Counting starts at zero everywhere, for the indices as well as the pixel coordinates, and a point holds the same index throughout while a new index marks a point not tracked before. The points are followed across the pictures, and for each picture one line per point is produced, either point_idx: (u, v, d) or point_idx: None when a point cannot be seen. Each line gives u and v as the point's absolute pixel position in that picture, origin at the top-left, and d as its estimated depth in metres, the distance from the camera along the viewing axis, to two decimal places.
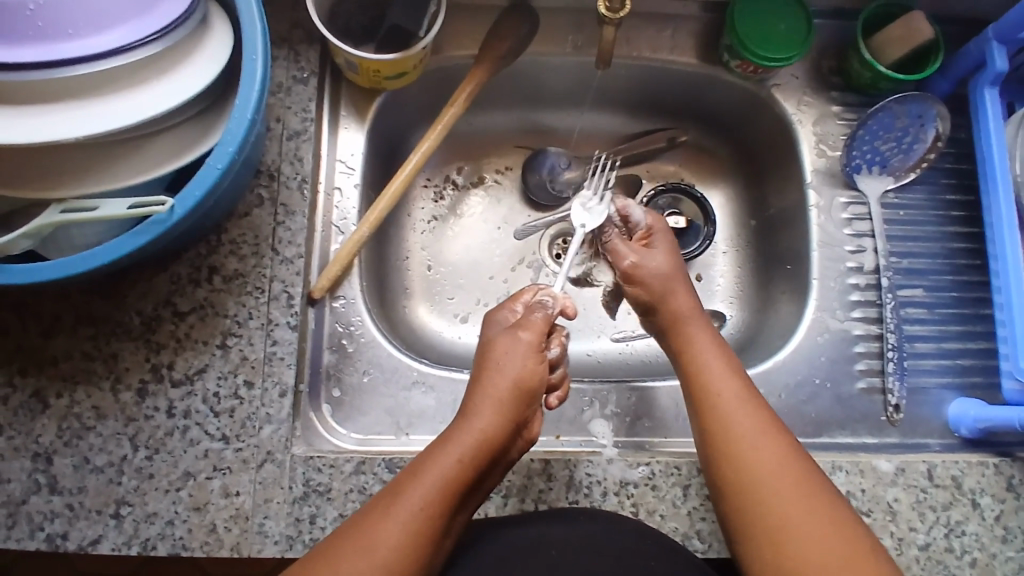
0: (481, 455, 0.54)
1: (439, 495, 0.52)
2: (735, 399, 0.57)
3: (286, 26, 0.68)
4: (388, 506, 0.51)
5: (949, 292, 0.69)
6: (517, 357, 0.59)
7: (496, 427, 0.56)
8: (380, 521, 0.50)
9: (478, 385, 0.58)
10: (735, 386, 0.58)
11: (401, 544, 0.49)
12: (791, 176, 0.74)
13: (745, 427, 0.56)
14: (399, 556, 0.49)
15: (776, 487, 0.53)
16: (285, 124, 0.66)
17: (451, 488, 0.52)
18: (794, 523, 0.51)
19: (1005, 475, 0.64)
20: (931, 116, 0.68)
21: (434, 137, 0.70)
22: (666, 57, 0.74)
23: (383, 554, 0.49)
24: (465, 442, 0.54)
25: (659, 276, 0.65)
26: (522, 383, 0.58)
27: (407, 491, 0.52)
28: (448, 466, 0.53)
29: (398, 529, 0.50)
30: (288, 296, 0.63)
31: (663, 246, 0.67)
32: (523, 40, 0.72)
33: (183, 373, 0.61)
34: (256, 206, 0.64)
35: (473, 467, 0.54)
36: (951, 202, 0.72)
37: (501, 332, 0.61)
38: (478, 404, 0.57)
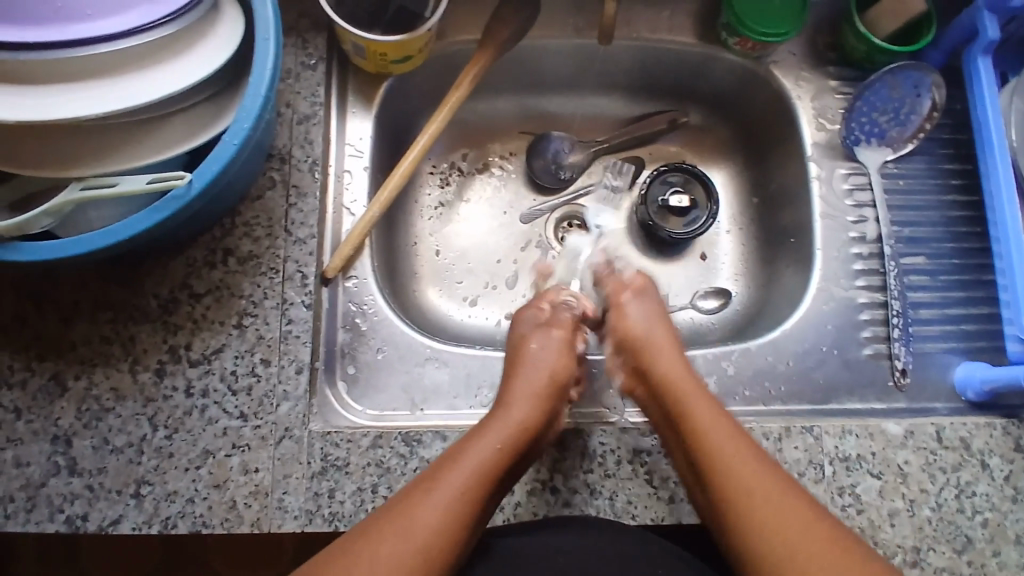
0: (518, 442, 0.58)
1: (476, 479, 0.54)
2: (727, 447, 0.57)
3: (293, 14, 0.69)
4: (428, 488, 0.53)
5: (951, 260, 0.71)
6: (551, 353, 0.66)
7: (532, 417, 0.60)
8: (422, 502, 0.52)
9: (517, 378, 0.63)
10: (722, 429, 0.58)
11: (440, 525, 0.51)
12: (792, 151, 0.76)
13: (729, 451, 0.56)
14: (439, 536, 0.50)
15: (763, 507, 0.53)
16: (295, 109, 0.67)
17: (488, 472, 0.55)
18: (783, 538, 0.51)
19: (1013, 436, 0.65)
20: (926, 86, 0.69)
21: (441, 119, 0.71)
22: (665, 37, 0.75)
23: (423, 534, 0.50)
24: (503, 431, 0.58)
25: (647, 327, 0.68)
26: (554, 374, 0.64)
27: (445, 477, 0.54)
28: (488, 452, 0.56)
29: (436, 511, 0.51)
30: (302, 276, 0.64)
31: (653, 300, 0.71)
32: (522, 27, 0.73)
33: (200, 353, 0.62)
34: (268, 188, 0.65)
35: (510, 456, 0.57)
36: (948, 171, 0.73)
37: (533, 328, 0.68)
38: (517, 397, 0.61)
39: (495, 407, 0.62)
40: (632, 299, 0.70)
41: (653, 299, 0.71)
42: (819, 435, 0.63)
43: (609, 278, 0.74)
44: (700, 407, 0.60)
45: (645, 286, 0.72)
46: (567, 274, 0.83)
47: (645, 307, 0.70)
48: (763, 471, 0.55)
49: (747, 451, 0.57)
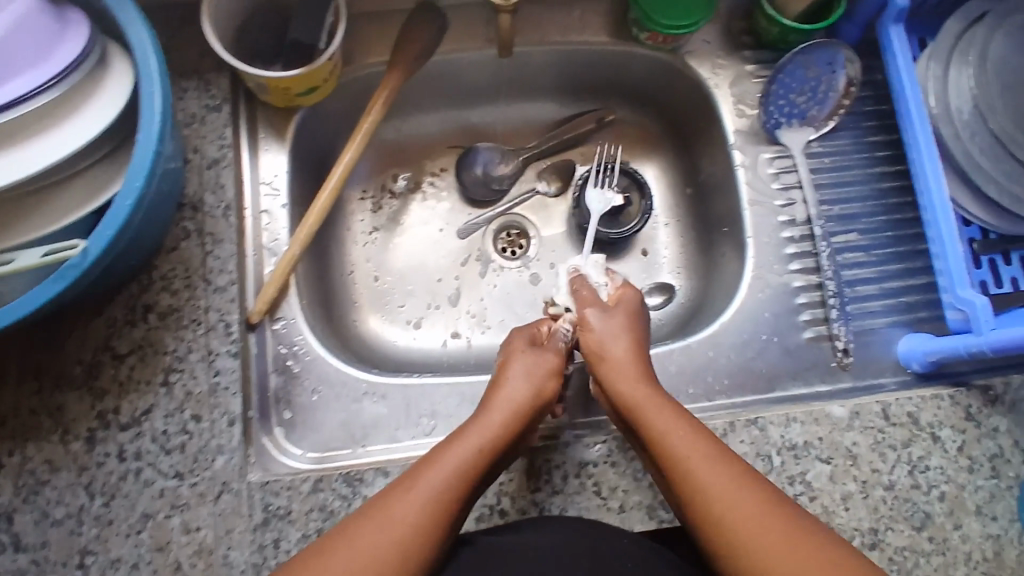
0: (499, 443, 0.57)
1: (459, 480, 0.53)
2: (701, 463, 0.54)
3: (192, 55, 0.67)
4: (408, 484, 0.53)
5: (885, 233, 0.70)
6: (539, 372, 0.62)
7: (514, 418, 0.58)
8: (400, 496, 0.52)
9: (503, 385, 0.61)
10: (683, 432, 0.56)
11: (417, 521, 0.50)
12: (717, 139, 0.75)
13: (700, 469, 0.53)
14: (415, 532, 0.50)
15: (729, 503, 0.51)
16: (203, 154, 0.65)
17: (468, 472, 0.54)
18: (743, 536, 0.50)
19: (962, 405, 0.64)
20: (840, 62, 0.68)
21: (356, 145, 0.69)
22: (578, 38, 0.74)
23: (401, 529, 0.50)
24: (485, 432, 0.57)
25: (606, 341, 0.64)
26: (541, 386, 0.61)
27: (427, 471, 0.53)
28: (468, 453, 0.55)
29: (414, 508, 0.51)
30: (225, 324, 0.63)
31: (625, 309, 0.67)
32: (434, 41, 0.72)
33: (130, 416, 0.61)
34: (182, 239, 0.64)
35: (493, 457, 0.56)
36: (875, 143, 0.72)
37: (527, 347, 0.64)
38: (500, 401, 0.60)
39: (477, 412, 0.60)
40: (595, 315, 0.66)
41: (627, 306, 0.67)
42: (763, 426, 0.63)
43: (585, 298, 0.68)
44: (660, 412, 0.57)
45: (617, 299, 0.69)
46: (508, 286, 0.82)
47: (619, 316, 0.66)
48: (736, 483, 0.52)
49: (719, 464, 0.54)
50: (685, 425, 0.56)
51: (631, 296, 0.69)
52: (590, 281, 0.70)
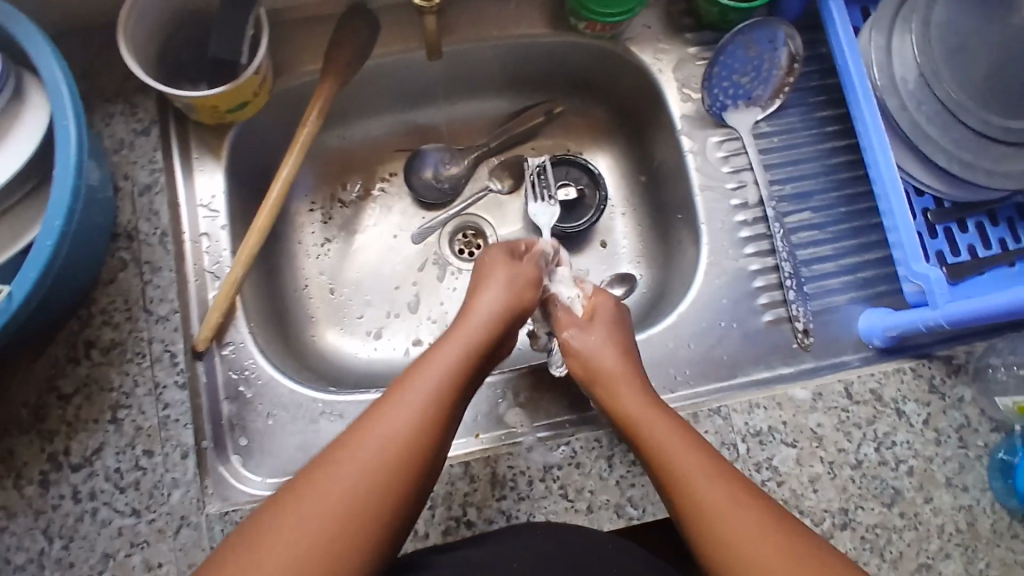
0: (471, 366, 0.55)
1: (442, 390, 0.53)
2: (704, 479, 0.51)
3: (116, 78, 0.65)
4: (378, 411, 0.51)
5: (839, 209, 0.69)
6: (510, 289, 0.61)
7: (486, 340, 0.57)
8: (369, 430, 0.50)
9: (477, 304, 0.59)
10: (680, 443, 0.53)
11: (386, 454, 0.49)
12: (665, 124, 0.74)
13: (702, 485, 0.51)
14: (382, 465, 0.48)
15: (732, 522, 0.49)
16: (134, 180, 0.63)
17: (443, 395, 0.52)
18: (738, 551, 0.49)
19: (925, 377, 0.64)
20: (780, 39, 0.68)
21: (294, 158, 0.67)
22: (516, 32, 0.72)
23: (371, 463, 0.48)
24: (456, 354, 0.55)
25: (593, 355, 0.60)
26: (518, 296, 0.61)
27: (397, 397, 0.52)
28: (441, 374, 0.53)
29: (383, 439, 0.49)
30: (171, 355, 0.61)
31: (604, 321, 0.62)
32: (366, 46, 0.69)
33: (81, 456, 0.59)
34: (120, 270, 0.62)
35: (473, 366, 0.56)
36: (824, 119, 0.71)
37: (498, 262, 0.62)
38: (475, 320, 0.58)
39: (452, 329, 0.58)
40: (576, 334, 0.61)
41: (606, 315, 0.63)
42: (727, 414, 0.62)
43: (559, 317, 0.63)
44: (661, 425, 0.55)
45: (592, 308, 0.63)
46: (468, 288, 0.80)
47: (599, 328, 0.62)
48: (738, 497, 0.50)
49: (722, 479, 0.52)
50: (683, 440, 0.53)
51: (606, 304, 0.64)
52: (560, 300, 0.64)
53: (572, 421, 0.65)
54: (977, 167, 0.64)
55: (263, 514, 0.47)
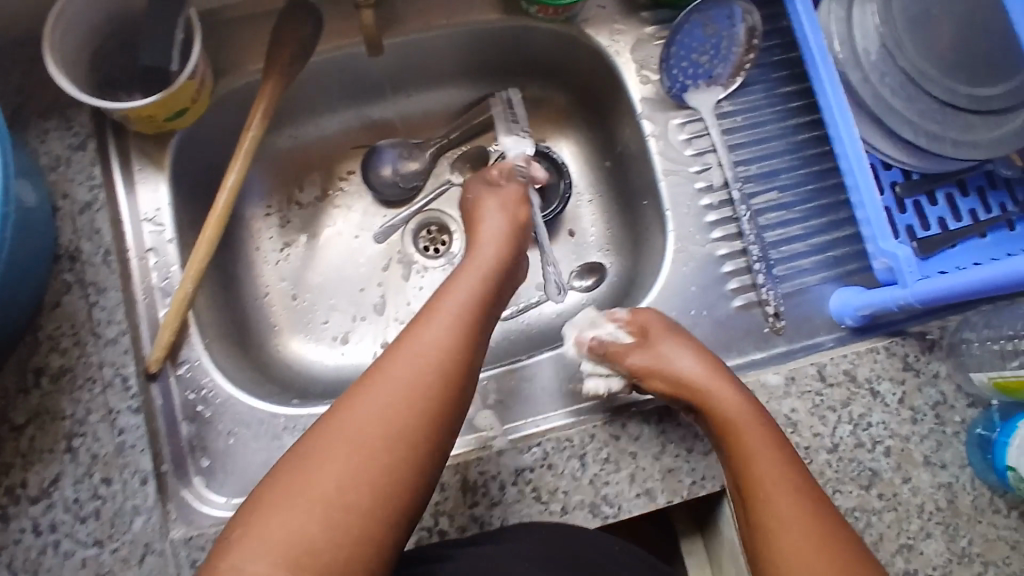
0: (496, 275, 0.58)
1: (470, 306, 0.54)
2: (788, 497, 0.50)
3: (46, 92, 0.62)
4: (425, 317, 0.52)
5: (806, 187, 0.67)
6: (504, 213, 0.64)
7: (505, 254, 0.60)
8: (419, 331, 0.51)
9: (481, 227, 0.63)
10: (774, 456, 0.52)
11: (443, 346, 0.50)
12: (625, 108, 0.72)
13: (782, 502, 0.50)
14: (440, 354, 0.50)
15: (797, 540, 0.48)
16: (73, 198, 0.60)
17: (478, 296, 0.55)
18: (791, 560, 0.47)
19: (898, 355, 0.63)
20: (738, 15, 0.66)
21: (239, 165, 0.64)
22: (466, 19, 0.70)
23: (430, 353, 0.50)
24: (479, 266, 0.58)
25: (677, 369, 0.59)
26: (514, 215, 0.64)
27: (438, 305, 0.54)
28: (471, 282, 0.56)
29: (436, 337, 0.51)
30: (123, 379, 0.59)
31: (673, 342, 0.60)
32: (310, 42, 0.66)
33: (39, 487, 0.57)
34: (64, 293, 0.59)
35: (490, 288, 0.57)
36: (787, 94, 0.69)
37: (485, 190, 0.66)
38: (484, 237, 0.62)
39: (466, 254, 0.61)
40: (639, 355, 0.60)
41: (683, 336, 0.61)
42: None
43: (617, 349, 0.62)
44: (762, 437, 0.54)
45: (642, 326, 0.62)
46: (434, 286, 0.78)
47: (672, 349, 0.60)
48: (815, 524, 0.49)
49: (805, 502, 0.50)
50: (765, 442, 0.53)
51: (654, 321, 0.62)
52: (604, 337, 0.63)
53: (543, 421, 0.63)
54: (943, 138, 0.62)
55: (302, 441, 0.46)
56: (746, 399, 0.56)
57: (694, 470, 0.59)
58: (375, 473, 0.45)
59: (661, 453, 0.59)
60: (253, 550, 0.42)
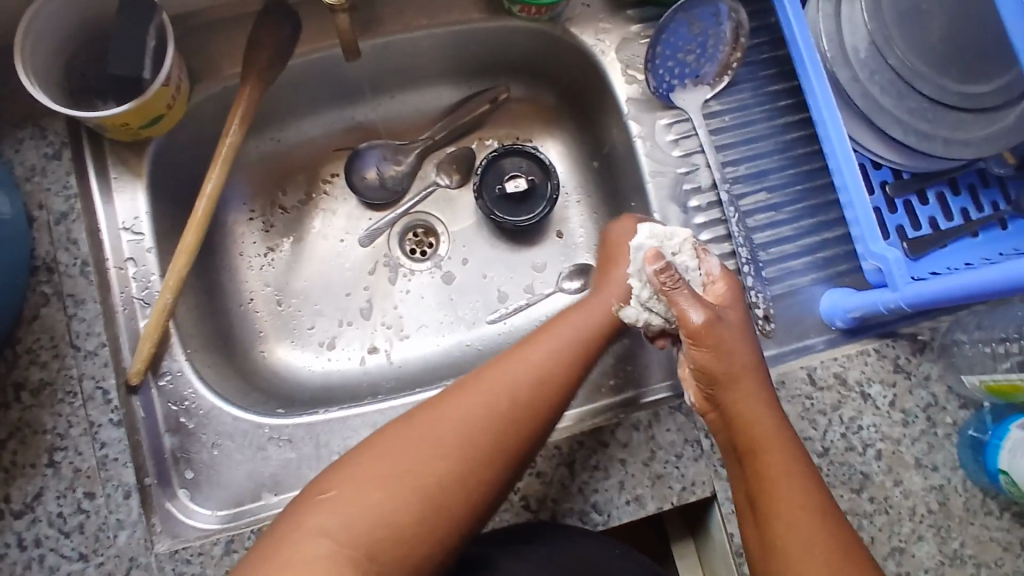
0: (585, 350, 0.55)
1: (553, 371, 0.53)
2: (797, 503, 0.50)
3: (22, 101, 0.61)
4: (501, 366, 0.52)
5: (795, 187, 0.67)
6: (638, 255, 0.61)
7: (611, 315, 0.58)
8: (489, 382, 0.51)
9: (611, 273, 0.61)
10: (792, 466, 0.51)
11: (508, 405, 0.50)
12: (611, 108, 0.71)
13: (793, 507, 0.50)
14: (506, 412, 0.50)
15: (804, 546, 0.49)
16: (49, 209, 0.59)
17: (555, 370, 0.53)
18: (795, 555, 0.49)
19: (889, 357, 0.62)
20: (724, 13, 0.64)
21: (218, 172, 0.62)
22: (448, 19, 0.68)
23: (495, 409, 0.50)
24: (574, 334, 0.56)
25: (734, 356, 0.54)
26: None
27: (519, 356, 0.53)
28: (548, 357, 0.53)
29: (504, 392, 0.51)
30: (104, 392, 0.58)
31: (733, 313, 0.56)
32: (287, 47, 0.65)
33: (21, 502, 0.56)
34: (42, 305, 0.58)
35: (601, 332, 0.57)
36: (775, 93, 0.69)
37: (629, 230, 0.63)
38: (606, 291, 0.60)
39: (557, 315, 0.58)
40: (709, 321, 0.53)
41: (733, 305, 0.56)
42: (689, 410, 0.60)
43: (681, 293, 0.54)
44: (784, 451, 0.52)
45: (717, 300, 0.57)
46: (422, 290, 0.77)
47: (733, 317, 0.55)
48: (824, 526, 0.49)
49: (814, 506, 0.50)
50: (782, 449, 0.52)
51: (731, 295, 0.57)
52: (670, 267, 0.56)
53: None
54: (934, 137, 0.62)
55: (390, 432, 0.49)
56: (769, 406, 0.54)
57: (683, 476, 0.59)
58: (462, 479, 0.47)
59: (650, 459, 0.59)
60: (342, 521, 0.44)
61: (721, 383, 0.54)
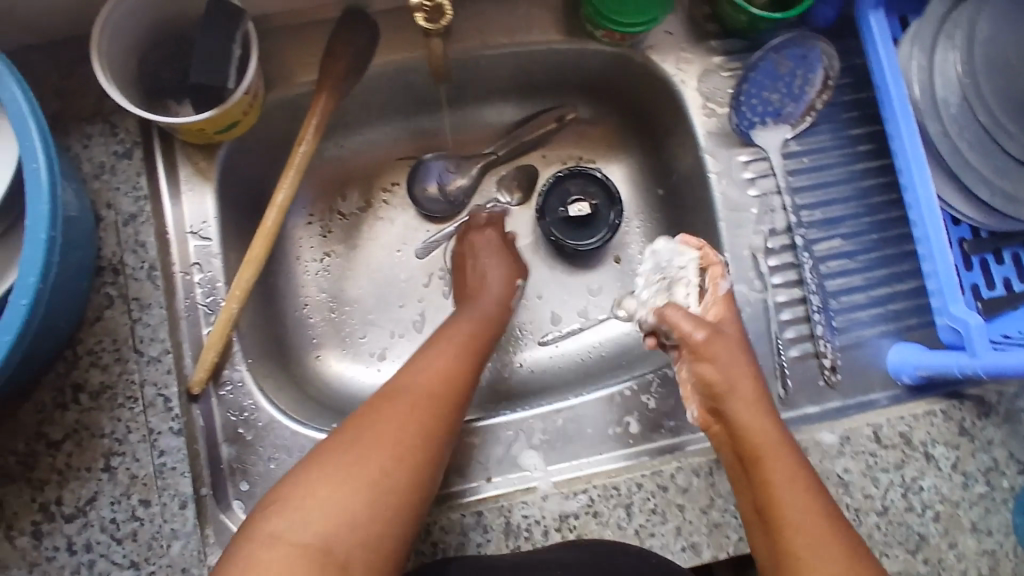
0: (478, 348, 0.61)
1: (457, 370, 0.57)
2: (802, 507, 0.51)
3: (93, 95, 0.59)
4: (415, 369, 0.56)
5: (871, 235, 0.65)
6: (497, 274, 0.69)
7: (494, 312, 0.66)
8: (407, 383, 0.55)
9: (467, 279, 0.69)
10: (794, 471, 0.52)
11: (425, 400, 0.54)
12: (686, 139, 0.69)
13: (799, 510, 0.51)
14: (425, 407, 0.54)
15: (816, 548, 0.49)
16: (118, 209, 0.58)
17: (457, 375, 0.57)
18: (807, 558, 0.49)
19: (955, 420, 0.62)
20: (814, 56, 0.64)
21: (290, 182, 0.61)
22: (527, 38, 0.67)
23: (417, 405, 0.53)
24: (469, 330, 0.63)
25: (729, 371, 0.55)
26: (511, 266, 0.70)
27: (429, 359, 0.57)
28: (449, 360, 0.58)
29: (423, 389, 0.55)
30: (165, 400, 0.57)
31: (732, 334, 0.57)
32: (364, 55, 0.63)
33: (73, 506, 0.56)
34: (106, 307, 0.57)
35: (490, 337, 0.64)
36: (856, 137, 0.67)
37: (488, 247, 0.71)
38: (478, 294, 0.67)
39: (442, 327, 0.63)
40: (709, 339, 0.55)
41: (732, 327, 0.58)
42: None
43: (678, 316, 0.57)
44: (787, 459, 0.53)
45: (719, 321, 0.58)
46: None
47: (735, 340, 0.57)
48: (830, 526, 0.50)
49: (819, 510, 0.51)
50: (786, 456, 0.52)
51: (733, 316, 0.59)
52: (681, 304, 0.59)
53: (587, 466, 0.61)
54: (1019, 199, 0.60)
55: (335, 438, 0.51)
56: (770, 416, 0.55)
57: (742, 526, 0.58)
58: (408, 474, 0.50)
59: (709, 507, 0.58)
60: (295, 524, 0.47)
61: (723, 397, 0.55)
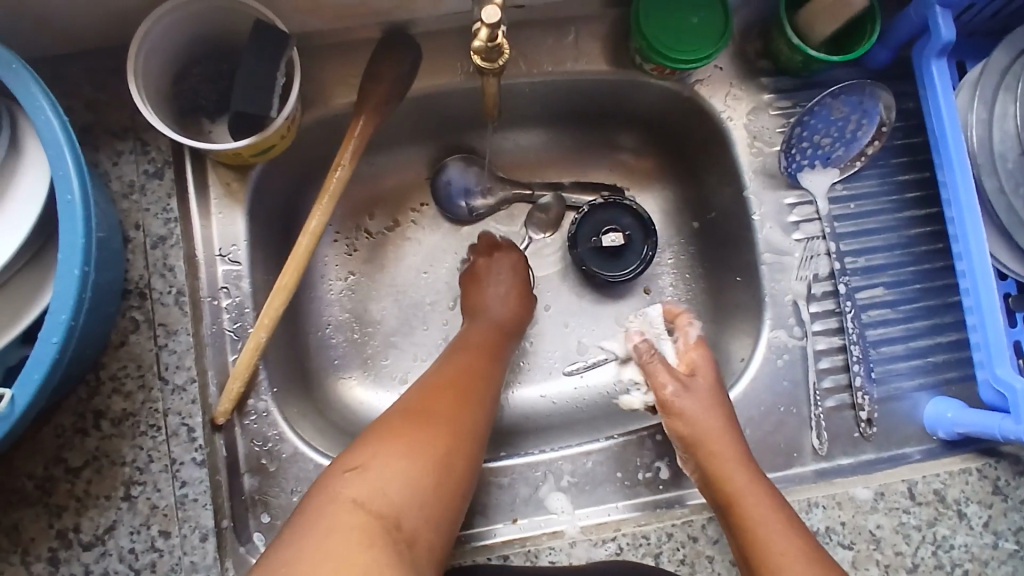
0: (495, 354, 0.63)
1: (480, 370, 0.60)
2: (792, 550, 0.51)
3: (126, 110, 0.57)
4: (434, 375, 0.58)
5: (913, 285, 0.64)
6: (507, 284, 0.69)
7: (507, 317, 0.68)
8: (437, 384, 0.56)
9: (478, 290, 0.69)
10: (778, 517, 0.53)
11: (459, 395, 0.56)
12: (728, 176, 0.67)
13: (786, 555, 0.51)
14: (461, 400, 0.55)
15: None
16: (147, 231, 0.57)
17: (480, 372, 0.59)
18: None
19: (990, 478, 0.60)
20: (871, 103, 0.62)
21: (324, 208, 0.59)
22: (573, 68, 0.65)
23: (454, 398, 0.55)
24: (483, 340, 0.64)
25: (700, 418, 0.57)
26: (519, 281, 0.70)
27: (444, 368, 0.59)
28: (471, 362, 0.60)
29: (455, 386, 0.56)
30: (188, 429, 0.56)
31: (706, 380, 0.60)
32: (406, 78, 0.61)
33: (91, 534, 0.54)
34: (131, 331, 0.56)
35: (504, 344, 0.65)
36: (904, 183, 0.65)
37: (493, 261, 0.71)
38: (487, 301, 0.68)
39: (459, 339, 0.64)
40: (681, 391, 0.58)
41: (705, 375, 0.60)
42: None
43: (653, 365, 0.61)
44: (771, 506, 0.53)
45: (693, 368, 0.60)
46: None
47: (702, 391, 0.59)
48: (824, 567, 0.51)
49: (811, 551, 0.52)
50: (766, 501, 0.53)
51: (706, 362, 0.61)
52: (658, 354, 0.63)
53: (616, 510, 0.60)
54: None
55: (399, 414, 0.53)
56: (749, 465, 0.56)
57: None
58: (467, 459, 0.52)
59: None
60: (373, 492, 0.47)
61: (700, 446, 0.56)
